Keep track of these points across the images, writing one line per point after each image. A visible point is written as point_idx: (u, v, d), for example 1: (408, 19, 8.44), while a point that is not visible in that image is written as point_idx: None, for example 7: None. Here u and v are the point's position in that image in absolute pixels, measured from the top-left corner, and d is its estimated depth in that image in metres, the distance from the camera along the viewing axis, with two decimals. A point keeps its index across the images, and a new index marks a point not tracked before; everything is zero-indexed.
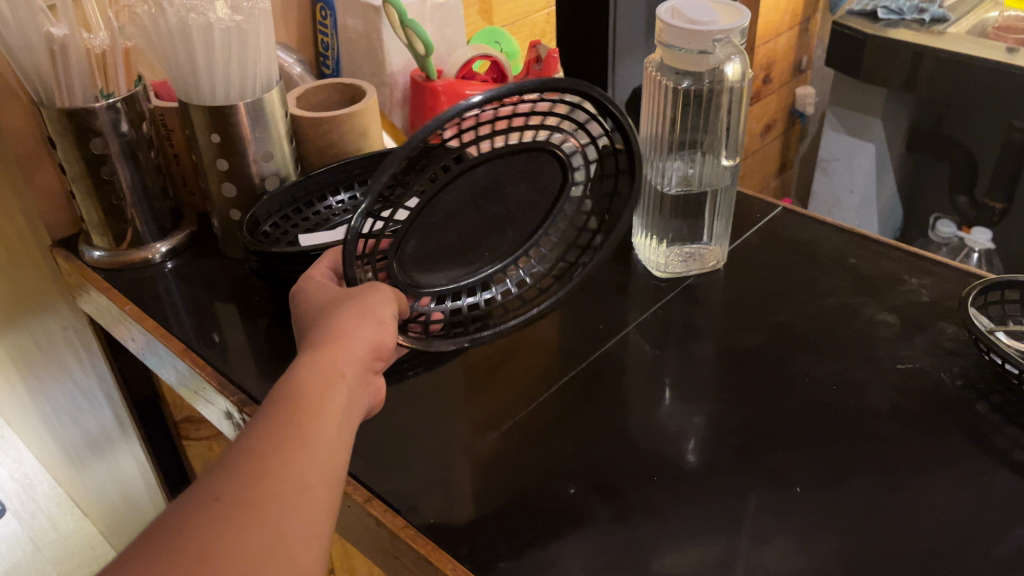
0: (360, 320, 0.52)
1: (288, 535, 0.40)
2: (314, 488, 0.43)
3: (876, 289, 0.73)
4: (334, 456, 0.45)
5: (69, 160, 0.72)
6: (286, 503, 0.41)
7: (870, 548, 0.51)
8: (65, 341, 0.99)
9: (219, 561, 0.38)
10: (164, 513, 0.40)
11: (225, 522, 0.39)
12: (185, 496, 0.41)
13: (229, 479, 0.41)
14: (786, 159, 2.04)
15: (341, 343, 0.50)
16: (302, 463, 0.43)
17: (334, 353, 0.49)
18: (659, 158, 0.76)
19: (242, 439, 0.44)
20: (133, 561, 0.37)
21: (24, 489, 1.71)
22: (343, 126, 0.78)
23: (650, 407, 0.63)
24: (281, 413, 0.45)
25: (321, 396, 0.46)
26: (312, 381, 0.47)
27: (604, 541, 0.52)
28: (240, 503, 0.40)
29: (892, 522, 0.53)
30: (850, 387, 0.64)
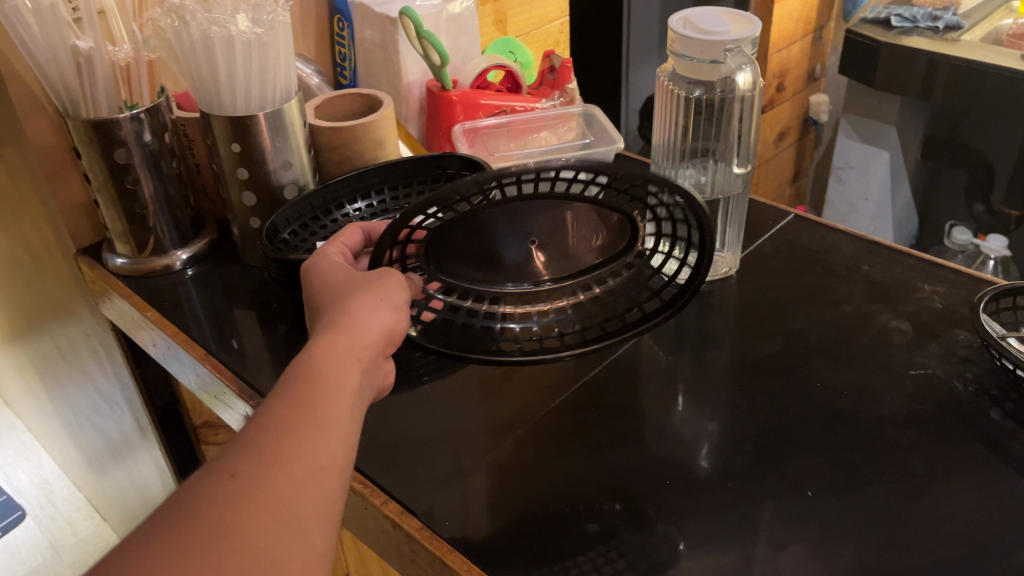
0: (374, 303, 0.52)
1: (300, 515, 0.41)
2: (327, 470, 0.44)
3: (889, 297, 0.73)
4: (345, 440, 0.46)
5: (93, 169, 0.73)
6: (299, 479, 0.42)
7: (883, 555, 0.52)
8: (88, 347, 1.01)
9: (233, 538, 0.39)
10: (181, 488, 0.41)
11: (240, 500, 0.40)
12: (198, 478, 0.41)
13: (242, 463, 0.42)
14: (800, 167, 2.04)
15: (354, 327, 0.50)
16: (315, 445, 0.44)
17: (346, 337, 0.50)
18: (672, 166, 0.78)
19: (257, 418, 0.44)
20: (147, 541, 0.37)
21: (44, 493, 1.70)
22: (361, 135, 0.79)
23: (663, 414, 0.64)
24: (293, 398, 0.45)
25: (336, 379, 0.47)
26: (328, 362, 0.48)
27: (619, 546, 0.53)
28: (255, 481, 0.41)
29: (905, 529, 0.53)
30: (862, 393, 0.64)
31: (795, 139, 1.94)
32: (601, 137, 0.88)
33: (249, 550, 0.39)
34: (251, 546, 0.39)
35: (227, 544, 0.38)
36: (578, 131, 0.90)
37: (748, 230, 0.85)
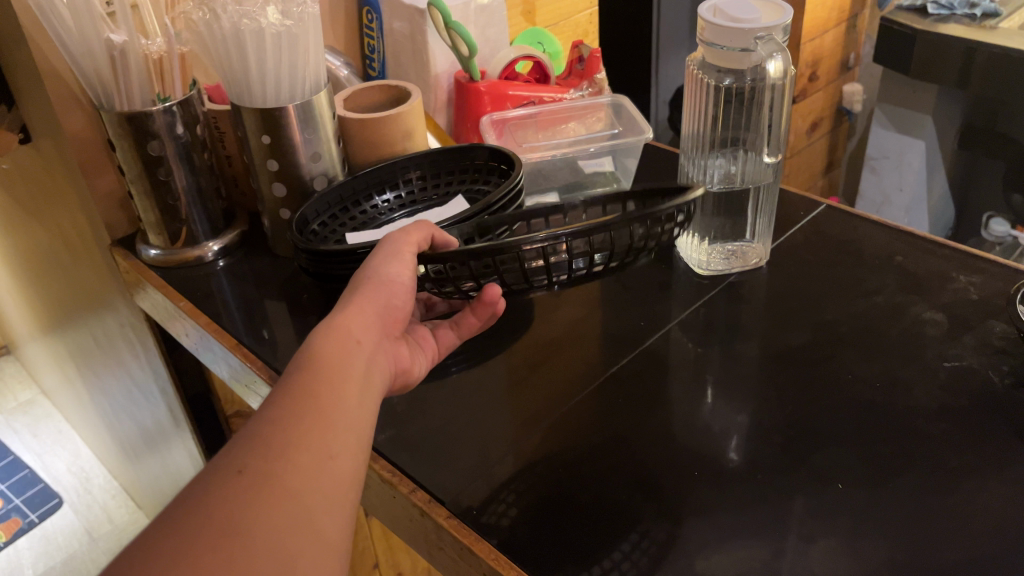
0: (370, 289, 0.54)
1: (314, 503, 0.42)
2: (337, 458, 0.44)
3: (923, 288, 0.72)
4: (354, 422, 0.47)
5: (127, 161, 0.75)
6: (312, 464, 0.43)
7: (917, 549, 0.51)
8: (122, 336, 1.03)
9: (249, 526, 0.39)
10: (191, 483, 0.41)
11: (252, 489, 0.40)
12: (210, 467, 0.42)
13: (253, 451, 0.42)
14: (832, 158, 2.01)
15: (352, 313, 0.52)
16: (324, 436, 0.44)
17: (347, 322, 0.51)
18: (701, 156, 0.76)
19: (263, 412, 0.45)
20: (162, 530, 0.37)
21: (81, 481, 1.79)
22: (389, 127, 0.79)
23: (692, 405, 0.64)
24: (301, 386, 0.46)
25: (340, 364, 0.49)
26: (329, 353, 0.49)
27: (648, 538, 0.53)
28: (265, 471, 0.41)
29: (939, 524, 0.53)
30: (895, 385, 0.63)
31: (828, 130, 1.92)
32: (629, 127, 0.88)
33: (265, 542, 0.39)
34: (268, 533, 0.39)
35: (244, 532, 0.39)
36: (607, 121, 0.91)
37: (779, 221, 0.84)
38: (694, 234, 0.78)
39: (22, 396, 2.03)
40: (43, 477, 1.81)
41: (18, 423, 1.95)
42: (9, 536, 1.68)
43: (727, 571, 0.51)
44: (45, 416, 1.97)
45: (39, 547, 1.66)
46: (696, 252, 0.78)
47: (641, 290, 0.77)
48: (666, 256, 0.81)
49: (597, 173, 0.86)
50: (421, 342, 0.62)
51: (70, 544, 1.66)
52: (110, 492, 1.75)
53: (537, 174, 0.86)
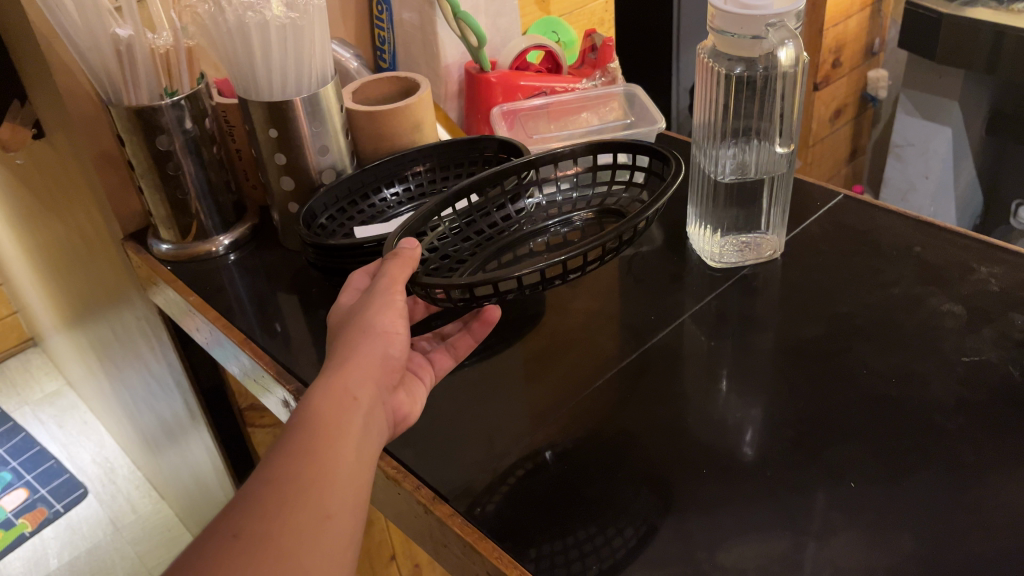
0: (365, 337, 0.54)
1: (310, 566, 0.42)
2: (335, 516, 0.44)
3: (942, 278, 0.70)
4: (353, 476, 0.47)
5: (137, 157, 0.75)
6: (309, 526, 0.43)
7: (938, 545, 0.50)
8: (138, 330, 1.03)
9: None
10: (189, 548, 0.41)
11: (248, 559, 0.40)
12: (208, 530, 0.42)
13: (249, 515, 0.42)
14: (856, 146, 1.98)
15: (350, 366, 0.51)
16: (321, 497, 0.44)
17: (345, 375, 0.51)
18: (711, 146, 0.74)
19: (259, 471, 0.45)
20: None
21: (105, 472, 1.81)
22: (397, 119, 0.79)
23: (705, 398, 0.63)
24: (297, 445, 0.46)
25: (336, 418, 0.48)
26: (329, 408, 0.48)
27: (660, 532, 0.52)
28: (261, 535, 0.41)
29: (960, 518, 0.51)
30: (910, 378, 0.61)
31: (851, 117, 1.88)
32: (642, 116, 0.88)
33: None
34: None
35: None
36: (620, 111, 0.91)
37: (795, 211, 0.82)
38: (704, 225, 0.77)
39: (49, 388, 2.07)
40: (68, 467, 1.83)
41: (44, 413, 1.98)
42: (35, 526, 1.70)
43: (743, 567, 0.50)
44: (71, 406, 2.00)
45: (64, 537, 1.68)
46: (707, 244, 0.77)
47: (652, 281, 0.76)
48: (677, 247, 0.79)
49: None
50: (420, 373, 0.61)
51: (95, 534, 1.68)
52: (133, 482, 1.78)
53: None
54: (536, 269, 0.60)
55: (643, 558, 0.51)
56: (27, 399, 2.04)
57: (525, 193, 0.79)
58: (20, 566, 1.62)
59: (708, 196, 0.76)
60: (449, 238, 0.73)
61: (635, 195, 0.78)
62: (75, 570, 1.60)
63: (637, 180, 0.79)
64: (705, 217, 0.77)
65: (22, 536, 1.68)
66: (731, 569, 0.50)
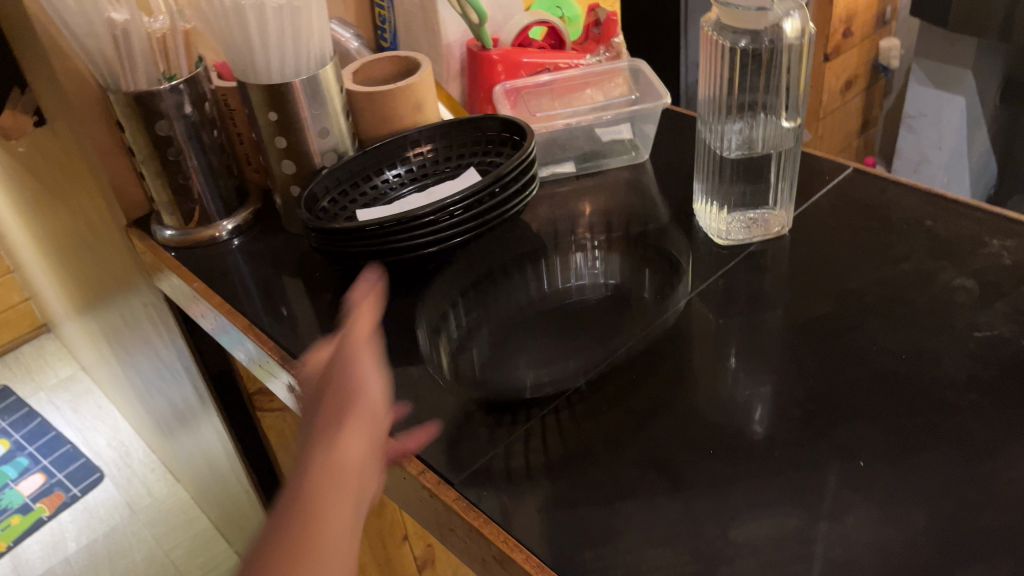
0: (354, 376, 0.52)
1: None
2: (342, 556, 0.42)
3: (953, 252, 0.69)
4: (353, 516, 0.44)
5: (137, 142, 0.74)
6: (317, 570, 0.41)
7: (953, 519, 0.49)
8: (146, 316, 1.03)
9: None
10: None
11: None
12: None
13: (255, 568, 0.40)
14: (868, 118, 1.95)
15: (341, 406, 0.50)
16: (324, 536, 0.42)
17: (337, 417, 0.49)
18: (717, 121, 0.73)
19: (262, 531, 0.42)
20: None
21: (121, 456, 1.82)
22: (398, 99, 0.78)
23: (712, 378, 0.62)
24: (292, 497, 0.44)
25: (333, 460, 0.46)
26: (322, 455, 0.46)
27: (671, 511, 0.52)
28: None
29: (974, 492, 0.51)
30: (921, 355, 0.60)
31: (863, 88, 1.85)
32: (648, 91, 0.87)
33: None
34: None
35: None
36: (626, 87, 0.90)
37: (804, 187, 0.81)
38: (711, 201, 0.76)
39: (64, 373, 2.09)
40: (85, 451, 1.85)
41: (60, 399, 2.00)
42: (52, 511, 1.71)
43: (756, 544, 0.49)
44: (86, 392, 2.02)
45: (81, 520, 1.69)
46: (714, 221, 0.75)
47: (658, 261, 0.74)
48: (684, 226, 0.78)
49: (615, 140, 0.87)
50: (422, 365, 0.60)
51: (111, 517, 1.69)
52: (148, 466, 1.80)
53: (552, 144, 0.86)
54: None
55: (654, 535, 0.50)
56: (42, 385, 2.06)
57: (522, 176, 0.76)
58: (38, 550, 1.63)
59: (714, 172, 0.74)
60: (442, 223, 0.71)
61: None
62: (93, 552, 1.61)
63: None
64: (712, 192, 0.76)
65: (41, 519, 1.70)
66: (744, 546, 0.49)
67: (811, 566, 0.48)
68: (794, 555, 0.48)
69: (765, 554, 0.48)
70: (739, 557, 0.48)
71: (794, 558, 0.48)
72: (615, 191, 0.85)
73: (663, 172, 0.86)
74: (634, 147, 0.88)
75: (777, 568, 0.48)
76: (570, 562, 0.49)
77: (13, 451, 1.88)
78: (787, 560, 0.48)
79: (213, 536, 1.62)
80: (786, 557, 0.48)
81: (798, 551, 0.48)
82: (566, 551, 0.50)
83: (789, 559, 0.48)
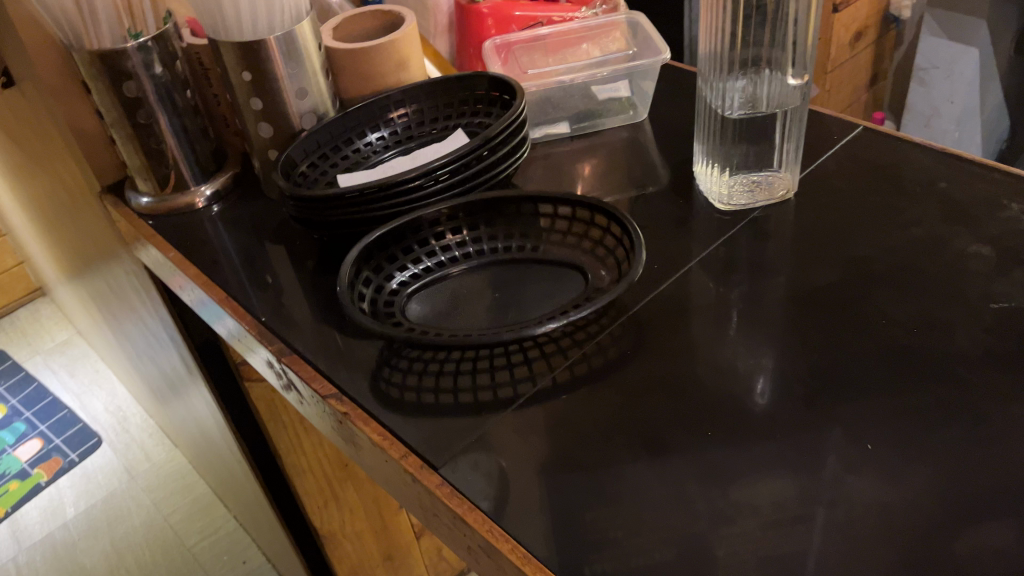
0: None
1: None
2: None
3: (967, 216, 0.65)
4: None
5: (106, 105, 0.71)
6: None
7: (963, 494, 0.47)
8: (129, 284, 1.00)
9: None
10: None
11: None
12: None
13: None
14: (878, 70, 1.89)
15: None
16: None
17: None
18: (718, 79, 0.69)
19: None
20: None
21: (119, 421, 1.81)
22: (380, 58, 0.74)
23: (710, 352, 0.58)
24: None
25: None
26: None
27: (667, 492, 0.49)
28: None
29: (988, 466, 0.48)
30: (934, 328, 0.57)
31: (873, 39, 1.79)
32: (645, 46, 0.83)
33: None
34: None
35: None
36: (623, 42, 0.85)
37: (810, 146, 0.77)
38: (712, 163, 0.72)
39: (59, 336, 2.07)
40: (82, 416, 1.83)
41: (56, 363, 1.99)
42: (50, 476, 1.70)
43: (760, 507, 0.48)
44: (83, 356, 2.00)
45: (79, 485, 1.68)
46: (715, 184, 0.72)
47: (655, 226, 0.70)
48: (683, 190, 0.74)
49: (611, 99, 0.83)
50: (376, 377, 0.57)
51: (109, 482, 1.68)
52: (146, 431, 1.78)
53: (545, 103, 0.83)
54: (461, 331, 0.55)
55: (653, 499, 0.49)
56: (38, 349, 2.04)
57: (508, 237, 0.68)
58: (37, 516, 1.62)
59: (716, 133, 0.71)
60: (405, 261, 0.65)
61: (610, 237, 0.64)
62: (92, 517, 1.60)
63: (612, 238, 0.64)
64: (713, 153, 0.71)
65: (39, 485, 1.69)
66: (746, 507, 0.48)
67: (813, 528, 0.46)
68: (794, 516, 0.47)
69: (766, 515, 0.47)
70: (740, 517, 0.47)
71: (795, 518, 0.47)
72: (611, 153, 0.81)
73: (662, 132, 0.82)
74: (632, 106, 0.84)
75: (778, 529, 0.46)
76: (568, 527, 0.48)
77: (10, 417, 1.87)
78: (789, 520, 0.47)
79: (211, 500, 1.61)
80: (787, 518, 0.47)
81: (798, 511, 0.47)
82: (560, 530, 0.48)
83: (790, 520, 0.47)
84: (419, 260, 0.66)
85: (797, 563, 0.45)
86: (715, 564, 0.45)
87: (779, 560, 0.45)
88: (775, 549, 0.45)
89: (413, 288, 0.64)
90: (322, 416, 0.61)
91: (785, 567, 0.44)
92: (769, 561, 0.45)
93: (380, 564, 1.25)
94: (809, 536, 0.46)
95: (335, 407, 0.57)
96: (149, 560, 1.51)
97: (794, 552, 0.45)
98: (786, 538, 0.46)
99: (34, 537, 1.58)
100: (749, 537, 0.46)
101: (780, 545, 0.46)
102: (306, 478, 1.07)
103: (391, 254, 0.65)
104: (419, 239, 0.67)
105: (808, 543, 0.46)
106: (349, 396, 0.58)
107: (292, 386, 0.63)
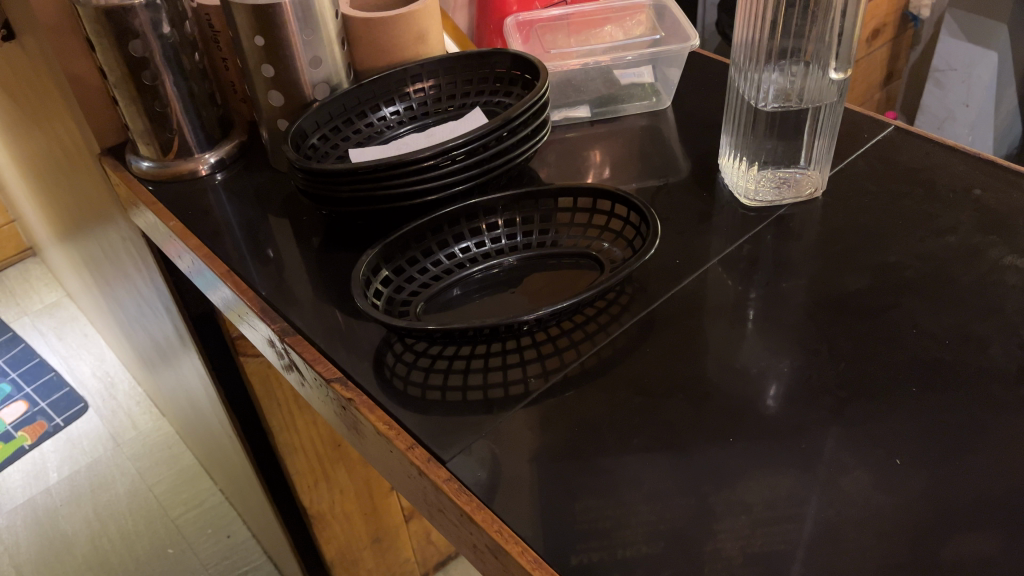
0: None
1: None
2: None
3: (1003, 226, 0.63)
4: None
5: (110, 65, 0.69)
6: None
7: (988, 509, 0.45)
8: (125, 250, 0.97)
9: None
10: None
11: None
12: None
13: None
14: (893, 69, 1.86)
15: None
16: None
17: None
18: (755, 69, 0.67)
19: None
20: None
21: (106, 386, 1.78)
22: (400, 29, 0.71)
23: (732, 352, 0.56)
24: None
25: None
26: None
27: (683, 498, 0.47)
28: None
29: (1009, 484, 0.46)
30: (967, 341, 0.55)
31: (891, 37, 1.75)
32: (673, 32, 0.81)
33: None
34: None
35: None
36: (648, 25, 0.84)
37: (838, 146, 0.75)
38: (740, 157, 0.70)
39: (48, 298, 2.04)
40: (68, 380, 1.80)
41: (44, 325, 1.96)
42: (34, 440, 1.68)
43: (784, 522, 0.45)
44: (71, 319, 1.97)
45: (64, 450, 1.65)
46: (742, 179, 0.70)
47: (678, 219, 0.68)
48: (707, 182, 0.72)
49: (634, 84, 0.81)
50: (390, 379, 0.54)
51: (95, 448, 1.65)
52: (133, 398, 1.75)
53: (567, 85, 0.81)
54: (475, 325, 0.53)
55: (646, 489, 0.48)
56: (27, 310, 2.01)
57: (526, 233, 0.65)
58: (19, 480, 1.60)
59: (746, 124, 0.68)
60: (426, 260, 0.63)
61: (631, 231, 0.62)
62: (75, 483, 1.58)
63: (631, 230, 0.63)
64: (741, 147, 0.69)
65: (22, 449, 1.66)
66: (741, 503, 0.46)
67: (802, 526, 0.45)
68: (786, 514, 0.46)
69: (758, 512, 0.46)
70: (732, 513, 0.46)
71: (785, 517, 0.46)
72: (631, 140, 0.78)
73: (685, 123, 0.80)
74: (655, 93, 0.82)
75: (768, 527, 0.45)
76: (559, 513, 0.47)
77: None
78: (785, 516, 0.46)
79: (198, 473, 1.59)
80: (778, 515, 0.46)
81: (790, 510, 0.46)
82: (550, 522, 0.46)
83: (783, 515, 0.46)
84: (438, 258, 0.64)
85: (782, 563, 0.43)
86: (707, 553, 0.44)
87: (764, 557, 0.44)
88: (760, 547, 0.44)
89: (435, 289, 0.61)
90: (324, 399, 0.59)
91: (770, 563, 0.43)
92: (753, 559, 0.43)
93: (367, 546, 1.23)
94: (799, 532, 0.45)
95: (339, 392, 0.55)
96: (132, 530, 1.49)
97: (781, 549, 0.44)
98: (773, 537, 0.44)
99: (15, 501, 1.55)
100: (741, 531, 0.45)
101: (767, 542, 0.44)
102: (297, 458, 1.05)
103: (411, 255, 0.63)
104: (438, 239, 0.64)
105: (795, 543, 0.44)
106: (354, 381, 0.56)
107: (294, 366, 0.60)
